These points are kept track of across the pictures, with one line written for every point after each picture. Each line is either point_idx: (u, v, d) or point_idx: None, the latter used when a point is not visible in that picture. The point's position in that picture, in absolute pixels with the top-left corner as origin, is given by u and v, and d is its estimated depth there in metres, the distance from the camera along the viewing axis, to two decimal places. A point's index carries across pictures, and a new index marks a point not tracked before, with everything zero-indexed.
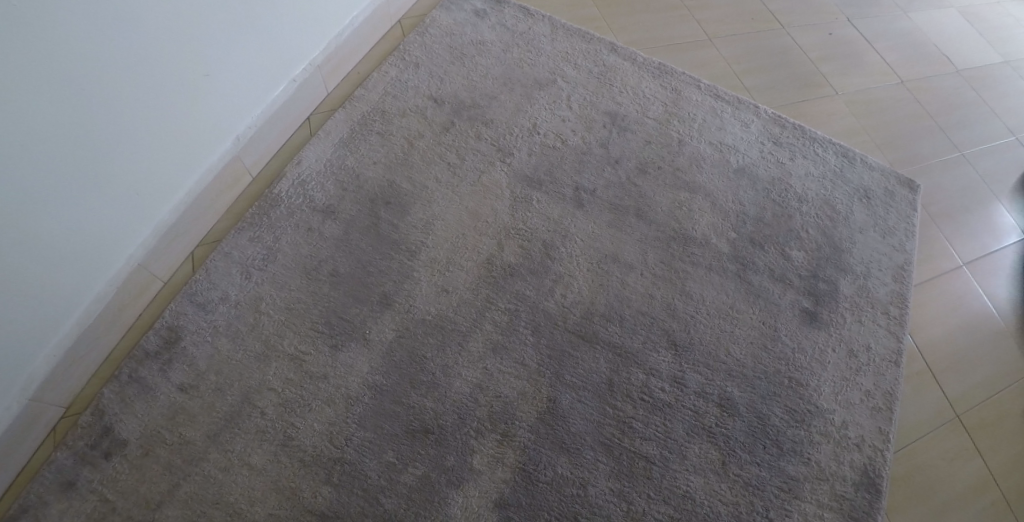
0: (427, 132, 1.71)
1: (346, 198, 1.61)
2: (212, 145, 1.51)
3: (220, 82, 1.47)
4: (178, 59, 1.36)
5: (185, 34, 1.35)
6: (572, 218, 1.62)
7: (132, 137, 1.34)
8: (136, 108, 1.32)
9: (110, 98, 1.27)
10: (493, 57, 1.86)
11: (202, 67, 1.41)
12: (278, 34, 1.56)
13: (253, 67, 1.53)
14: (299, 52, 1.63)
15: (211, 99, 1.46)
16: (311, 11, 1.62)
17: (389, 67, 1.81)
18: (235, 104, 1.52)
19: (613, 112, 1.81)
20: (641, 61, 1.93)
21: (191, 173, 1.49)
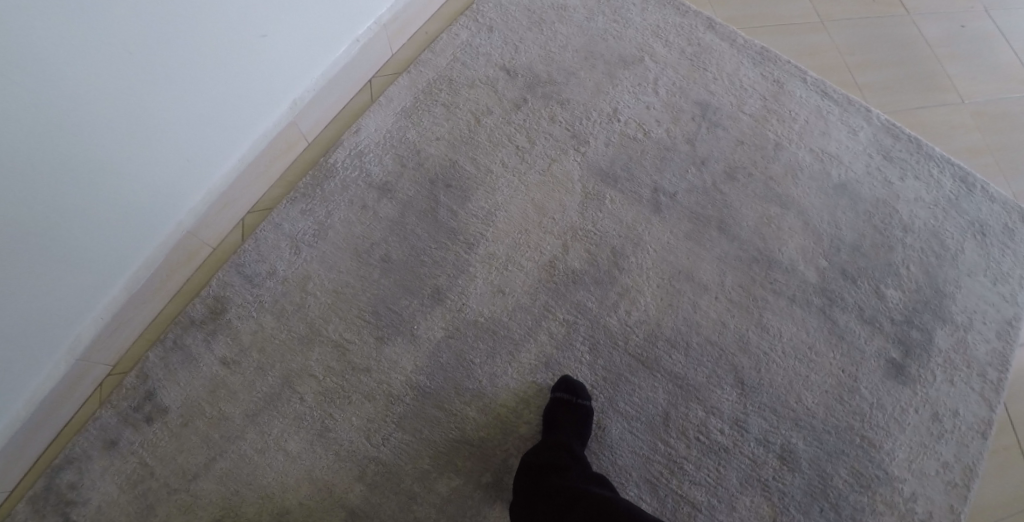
0: (496, 108, 1.57)
1: (404, 176, 1.50)
2: (265, 108, 1.44)
3: (278, 45, 1.38)
4: (233, 19, 1.28)
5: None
6: (646, 225, 1.47)
7: (176, 96, 1.27)
8: (181, 64, 1.24)
9: (154, 54, 1.20)
10: (576, 25, 1.68)
11: (255, 23, 1.31)
12: None
13: (314, 29, 1.43)
14: (364, 11, 1.52)
15: (264, 58, 1.37)
16: None
17: (461, 29, 1.66)
18: (290, 64, 1.44)
19: (705, 102, 1.62)
20: (741, 43, 1.70)
21: (241, 136, 1.43)
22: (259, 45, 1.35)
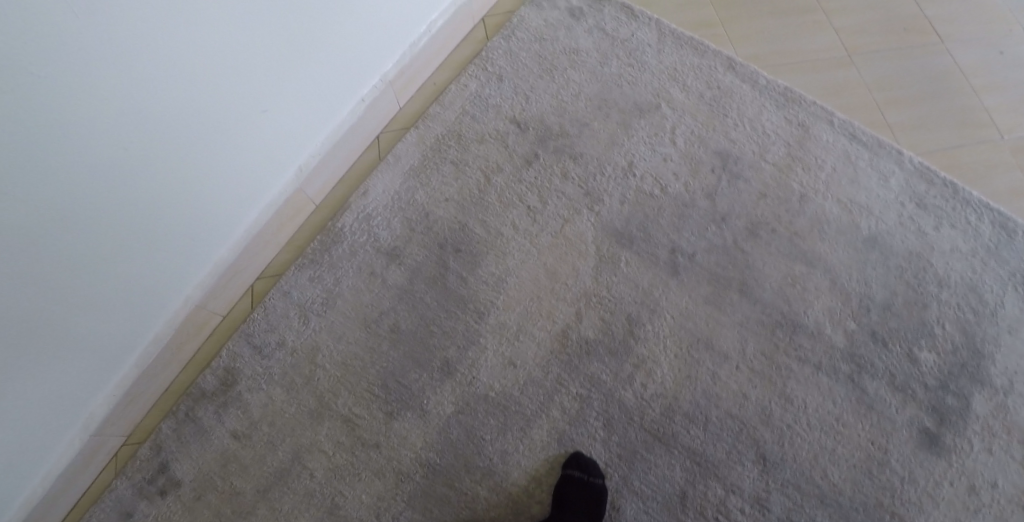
0: (506, 165, 1.52)
1: (413, 241, 1.46)
2: (271, 172, 1.40)
3: (280, 116, 1.35)
4: (232, 99, 1.24)
5: (237, 54, 1.21)
6: (664, 290, 1.42)
7: (181, 165, 1.23)
8: (185, 132, 1.20)
9: (157, 126, 1.15)
10: (588, 71, 1.61)
11: (257, 87, 1.28)
12: (344, 55, 1.40)
13: (316, 95, 1.40)
14: (367, 70, 1.48)
15: (268, 121, 1.33)
16: (382, 23, 1.45)
17: (469, 78, 1.61)
18: (295, 128, 1.40)
19: (725, 152, 1.54)
20: (763, 84, 1.62)
21: (247, 202, 1.39)
22: (263, 108, 1.31)
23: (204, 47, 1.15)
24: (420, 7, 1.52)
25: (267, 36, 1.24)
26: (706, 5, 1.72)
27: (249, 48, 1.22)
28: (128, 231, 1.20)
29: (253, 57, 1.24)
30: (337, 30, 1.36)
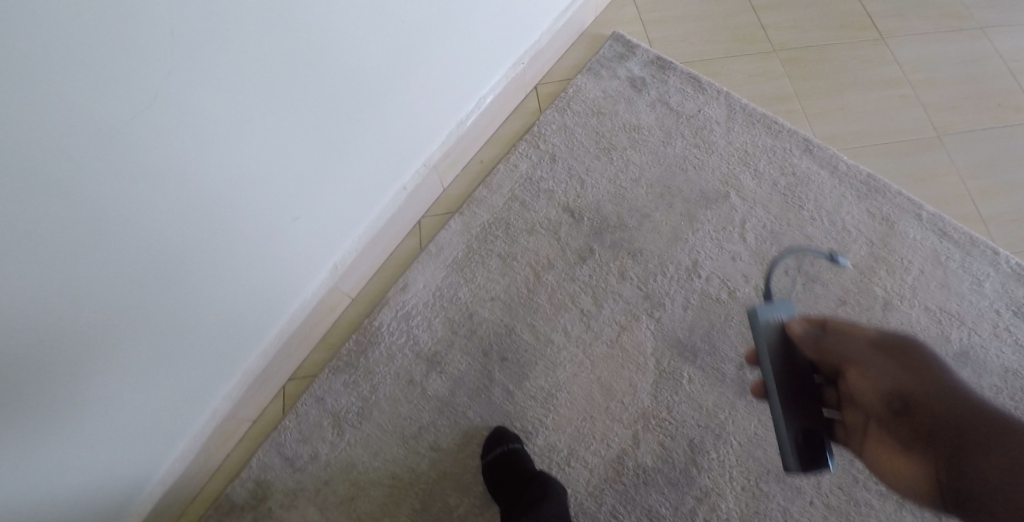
0: (559, 260, 1.38)
1: (455, 345, 1.34)
2: (310, 261, 1.27)
3: (312, 219, 1.21)
4: (262, 211, 1.09)
5: (297, 117, 1.06)
6: (730, 411, 1.29)
7: (234, 232, 1.06)
8: (213, 252, 1.04)
9: (213, 189, 0.98)
10: (650, 152, 1.47)
11: (313, 150, 1.12)
12: (382, 145, 1.27)
13: (354, 190, 1.26)
14: (408, 156, 1.35)
15: (315, 196, 1.19)
16: (425, 106, 1.31)
17: (519, 157, 1.47)
18: (336, 219, 1.27)
19: (801, 250, 1.39)
20: (844, 170, 1.47)
21: (289, 287, 1.26)
22: (313, 178, 1.16)
23: (267, 104, 1.00)
24: (465, 84, 1.38)
25: (325, 100, 1.09)
26: (778, 76, 1.56)
27: (308, 111, 1.07)
28: (174, 305, 1.03)
29: (310, 120, 1.09)
30: (377, 122, 1.22)
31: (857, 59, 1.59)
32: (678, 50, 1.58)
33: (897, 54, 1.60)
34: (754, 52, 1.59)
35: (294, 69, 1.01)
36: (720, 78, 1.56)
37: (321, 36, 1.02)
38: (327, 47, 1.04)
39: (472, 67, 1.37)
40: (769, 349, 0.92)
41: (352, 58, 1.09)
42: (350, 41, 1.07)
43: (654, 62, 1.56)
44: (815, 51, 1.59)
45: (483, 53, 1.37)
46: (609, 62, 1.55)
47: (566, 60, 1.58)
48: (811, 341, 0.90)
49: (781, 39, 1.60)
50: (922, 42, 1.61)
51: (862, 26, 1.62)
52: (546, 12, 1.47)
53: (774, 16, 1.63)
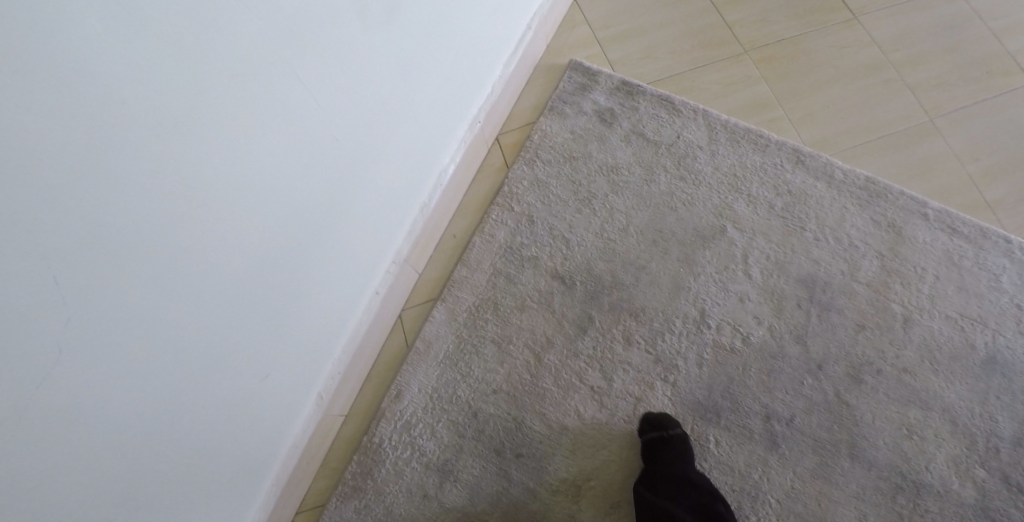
0: (557, 335, 1.28)
1: (465, 449, 1.25)
2: (291, 401, 1.15)
3: (285, 363, 1.09)
4: (235, 372, 0.97)
5: (255, 264, 0.92)
6: (763, 468, 1.19)
7: (222, 331, 0.91)
8: (196, 418, 0.93)
9: (206, 283, 0.84)
10: (633, 195, 1.35)
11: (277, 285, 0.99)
12: (346, 264, 1.15)
13: (324, 318, 1.15)
14: (376, 261, 1.22)
15: (283, 336, 1.06)
16: (390, 205, 1.19)
17: (495, 226, 1.35)
18: (309, 352, 1.15)
19: (810, 277, 1.30)
20: (840, 178, 1.38)
21: (273, 431, 1.14)
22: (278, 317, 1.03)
23: (228, 252, 0.86)
24: (424, 167, 1.23)
25: (280, 241, 0.96)
26: (756, 80, 1.47)
27: (266, 255, 0.94)
28: (170, 414, 0.88)
29: (269, 266, 0.95)
30: (337, 248, 1.10)
31: (834, 47, 1.50)
32: (643, 67, 1.46)
33: (873, 34, 1.52)
34: (725, 56, 1.48)
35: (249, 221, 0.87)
36: (695, 93, 1.45)
37: (274, 182, 0.88)
38: (276, 195, 0.90)
39: (430, 148, 1.22)
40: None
41: (304, 199, 0.96)
42: (304, 178, 0.94)
43: (620, 87, 1.43)
44: (788, 44, 1.51)
45: (437, 127, 1.22)
46: (571, 97, 1.42)
47: (525, 101, 1.44)
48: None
49: (750, 37, 1.51)
50: (898, 16, 1.54)
51: (836, 8, 1.55)
52: (495, 58, 1.31)
53: (737, 12, 1.53)
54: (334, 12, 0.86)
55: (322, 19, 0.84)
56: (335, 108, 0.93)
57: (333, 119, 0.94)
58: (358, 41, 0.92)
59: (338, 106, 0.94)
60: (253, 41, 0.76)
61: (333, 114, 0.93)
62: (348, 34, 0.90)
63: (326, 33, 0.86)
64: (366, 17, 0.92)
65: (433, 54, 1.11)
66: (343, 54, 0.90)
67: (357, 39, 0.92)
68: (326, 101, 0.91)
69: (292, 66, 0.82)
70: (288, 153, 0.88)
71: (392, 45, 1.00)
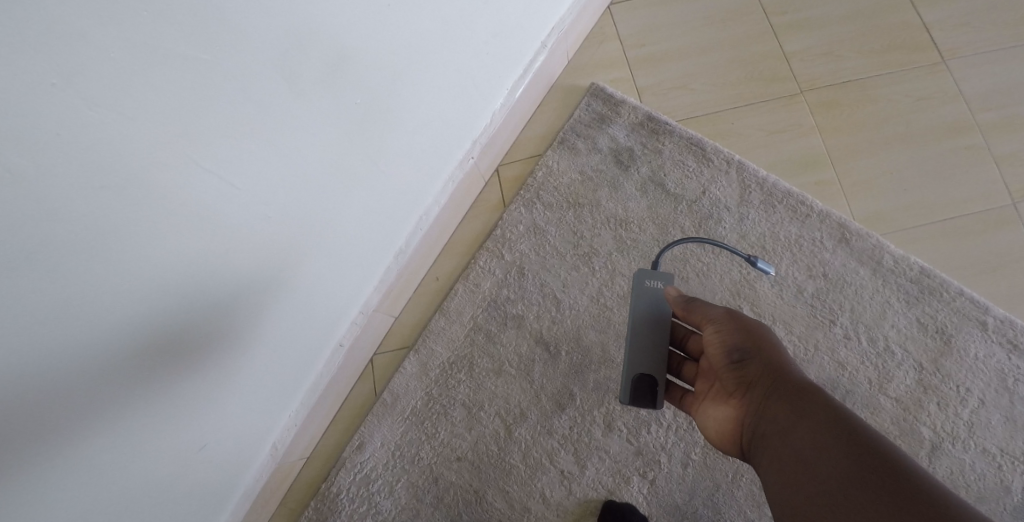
0: (532, 409, 1.15)
1: (421, 515, 1.14)
2: (260, 430, 1.06)
3: (259, 394, 1.00)
4: (212, 383, 0.89)
5: (173, 359, 0.80)
6: None
7: (209, 331, 0.83)
8: (176, 407, 0.85)
9: (101, 381, 0.72)
10: (642, 256, 1.18)
11: (220, 356, 0.88)
12: (315, 315, 1.03)
13: (292, 365, 1.05)
14: (350, 306, 1.10)
15: (220, 416, 0.94)
16: (377, 237, 1.06)
17: (481, 274, 1.21)
18: (272, 396, 1.04)
19: (829, 382, 1.12)
20: (889, 265, 1.17)
21: (243, 450, 1.04)
22: (212, 400, 0.91)
23: (129, 351, 0.73)
24: (408, 201, 1.08)
25: (205, 333, 0.83)
26: (808, 130, 1.26)
27: (186, 350, 0.81)
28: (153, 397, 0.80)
29: (193, 356, 0.83)
30: (302, 303, 0.98)
31: (911, 97, 1.27)
32: (675, 100, 1.27)
33: (962, 85, 1.27)
34: (775, 96, 1.27)
35: (155, 318, 0.74)
36: (731, 138, 1.25)
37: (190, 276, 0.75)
38: (191, 291, 0.76)
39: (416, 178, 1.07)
40: (643, 312, 0.95)
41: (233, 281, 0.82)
42: (231, 263, 0.80)
43: (645, 123, 1.25)
44: (853, 87, 1.28)
45: (427, 158, 1.07)
46: (586, 129, 1.25)
47: (529, 131, 1.28)
48: (680, 304, 0.91)
49: (811, 73, 1.29)
50: (995, 64, 1.28)
51: (920, 46, 1.30)
52: (496, 89, 1.14)
53: (799, 41, 1.31)
54: (271, 89, 0.72)
55: (252, 99, 0.70)
56: (272, 187, 0.79)
57: (267, 198, 0.80)
58: (314, 111, 0.79)
59: (277, 183, 0.80)
60: (144, 147, 0.62)
61: (268, 193, 0.79)
62: (296, 107, 0.76)
63: (258, 112, 0.72)
64: (320, 81, 0.77)
65: (431, 82, 0.97)
66: (286, 130, 0.76)
67: (310, 109, 0.78)
68: (260, 181, 0.77)
69: (205, 160, 0.69)
70: (204, 245, 0.74)
71: (358, 102, 0.85)
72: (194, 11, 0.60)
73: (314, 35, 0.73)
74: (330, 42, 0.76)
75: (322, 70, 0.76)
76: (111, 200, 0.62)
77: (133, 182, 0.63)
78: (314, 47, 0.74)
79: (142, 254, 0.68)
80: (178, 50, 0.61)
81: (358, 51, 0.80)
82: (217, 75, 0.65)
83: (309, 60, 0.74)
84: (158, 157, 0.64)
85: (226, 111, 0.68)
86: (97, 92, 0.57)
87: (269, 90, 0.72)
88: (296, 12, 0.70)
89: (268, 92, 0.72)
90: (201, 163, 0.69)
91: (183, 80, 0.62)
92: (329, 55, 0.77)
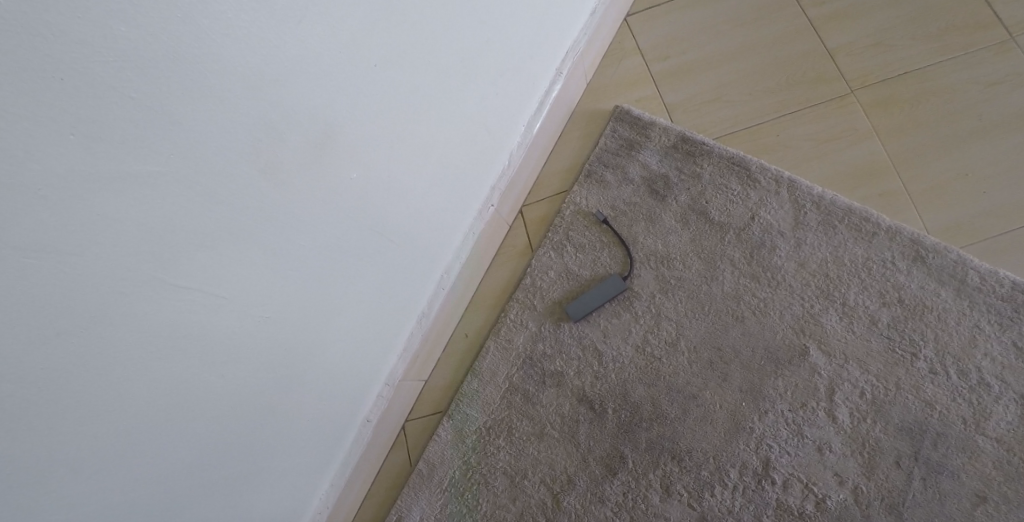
0: (580, 476, 1.03)
1: None
2: (295, 504, 0.97)
3: (300, 454, 0.92)
4: (251, 442, 0.81)
5: (165, 473, 0.71)
6: None
7: (242, 391, 0.75)
8: (216, 464, 0.77)
9: (134, 440, 0.65)
10: (686, 296, 1.06)
11: (257, 416, 0.80)
12: (341, 387, 0.94)
13: (325, 436, 0.96)
14: (377, 370, 1.01)
15: (261, 475, 0.86)
16: (409, 286, 0.98)
17: (513, 329, 1.11)
18: (303, 470, 0.95)
19: (916, 426, 0.98)
20: (975, 285, 1.02)
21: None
22: (219, 507, 0.81)
23: (106, 483, 0.64)
24: (428, 256, 0.99)
25: (202, 449, 0.74)
26: (866, 134, 1.11)
27: (180, 471, 0.73)
28: (192, 453, 0.73)
29: (191, 472, 0.74)
30: (320, 378, 0.88)
31: (979, 83, 1.11)
32: (710, 115, 1.15)
33: None
34: (823, 100, 1.14)
35: (136, 442, 0.65)
36: (778, 152, 1.12)
37: (171, 393, 0.66)
38: (174, 413, 0.67)
39: (437, 227, 0.97)
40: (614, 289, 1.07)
41: (235, 377, 0.73)
42: (222, 375, 0.71)
43: (679, 145, 1.13)
44: (911, 80, 1.13)
45: (446, 207, 0.97)
46: (614, 158, 1.14)
47: (551, 167, 1.18)
48: None
49: (861, 69, 1.15)
50: None
51: (983, 25, 1.14)
52: (511, 129, 1.04)
53: (844, 34, 1.17)
54: (242, 188, 0.62)
55: (222, 203, 0.61)
56: (265, 288, 0.71)
57: (261, 299, 0.71)
58: (299, 199, 0.69)
59: (268, 282, 0.71)
60: (102, 280, 0.54)
61: (261, 295, 0.71)
62: (278, 199, 0.66)
63: (232, 214, 0.62)
64: (300, 165, 0.67)
65: (444, 131, 0.87)
66: (269, 225, 0.67)
67: (295, 197, 0.68)
68: (245, 287, 0.68)
69: (178, 278, 0.60)
70: (188, 366, 0.66)
71: (354, 178, 0.75)
72: (133, 120, 0.51)
73: (286, 117, 0.63)
74: (310, 122, 0.66)
75: (306, 154, 0.67)
76: (74, 344, 0.55)
77: (96, 321, 0.56)
78: (290, 132, 0.64)
79: (129, 350, 0.59)
80: (120, 169, 0.52)
81: (345, 123, 0.70)
82: (173, 185, 0.56)
83: (286, 146, 0.64)
84: (121, 287, 0.56)
85: (195, 219, 0.59)
86: (24, 237, 0.48)
87: (242, 188, 0.62)
88: (262, 96, 0.60)
89: (239, 192, 0.62)
90: (174, 282, 0.60)
91: (133, 201, 0.54)
92: (311, 136, 0.67)
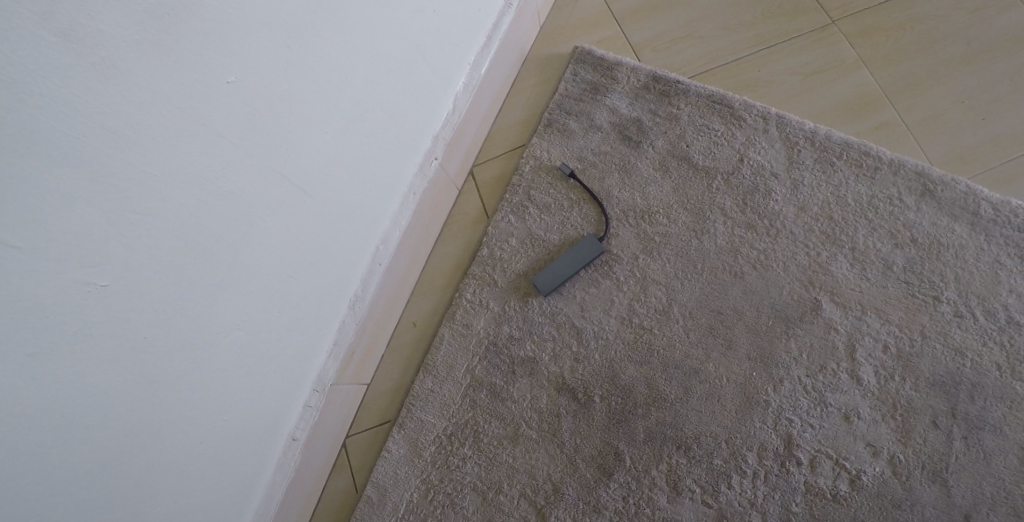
0: (568, 482, 0.84)
1: None
2: None
3: (201, 482, 0.69)
4: (118, 463, 0.59)
5: None
6: None
7: (95, 386, 0.54)
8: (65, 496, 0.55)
9: None
10: (674, 253, 0.90)
11: (122, 424, 0.58)
12: (251, 390, 0.72)
13: (236, 458, 0.73)
14: (302, 371, 0.80)
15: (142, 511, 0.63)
16: (334, 256, 0.77)
17: (471, 312, 0.91)
18: (208, 506, 0.72)
19: (949, 379, 0.84)
20: (990, 216, 0.89)
21: None
22: None
23: None
24: (358, 218, 0.79)
25: (32, 476, 0.51)
26: (853, 65, 0.99)
27: None
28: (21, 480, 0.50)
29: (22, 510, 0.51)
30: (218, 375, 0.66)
31: (965, 8, 1.01)
32: (682, 54, 1.01)
33: None
34: (803, 31, 1.02)
35: None
36: (762, 89, 0.98)
37: None
38: None
39: (366, 181, 0.78)
40: (588, 253, 0.90)
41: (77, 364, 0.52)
42: (42, 371, 0.49)
43: (650, 85, 0.98)
44: (894, 7, 1.02)
45: (377, 155, 0.78)
46: (577, 104, 0.98)
47: (502, 122, 1.00)
48: None
49: None
50: None
51: None
52: (455, 66, 0.87)
53: None
54: (35, 64, 0.42)
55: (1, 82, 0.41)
56: (101, 236, 0.50)
57: (97, 251, 0.50)
58: (141, 101, 0.49)
59: (103, 229, 0.50)
60: None
61: (96, 245, 0.50)
62: (103, 94, 0.46)
63: (22, 102, 0.42)
64: (141, 44, 0.47)
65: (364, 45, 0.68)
66: (93, 136, 0.47)
67: (134, 97, 0.48)
68: (66, 228, 0.47)
69: None
70: None
71: (231, 83, 0.55)
72: None
73: None
74: None
75: (149, 32, 0.47)
76: None
77: None
78: None
79: None
80: None
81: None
82: None
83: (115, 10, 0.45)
84: None
85: None
86: None
87: (39, 62, 0.42)
88: None
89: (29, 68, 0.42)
90: None
91: None
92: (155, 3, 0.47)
